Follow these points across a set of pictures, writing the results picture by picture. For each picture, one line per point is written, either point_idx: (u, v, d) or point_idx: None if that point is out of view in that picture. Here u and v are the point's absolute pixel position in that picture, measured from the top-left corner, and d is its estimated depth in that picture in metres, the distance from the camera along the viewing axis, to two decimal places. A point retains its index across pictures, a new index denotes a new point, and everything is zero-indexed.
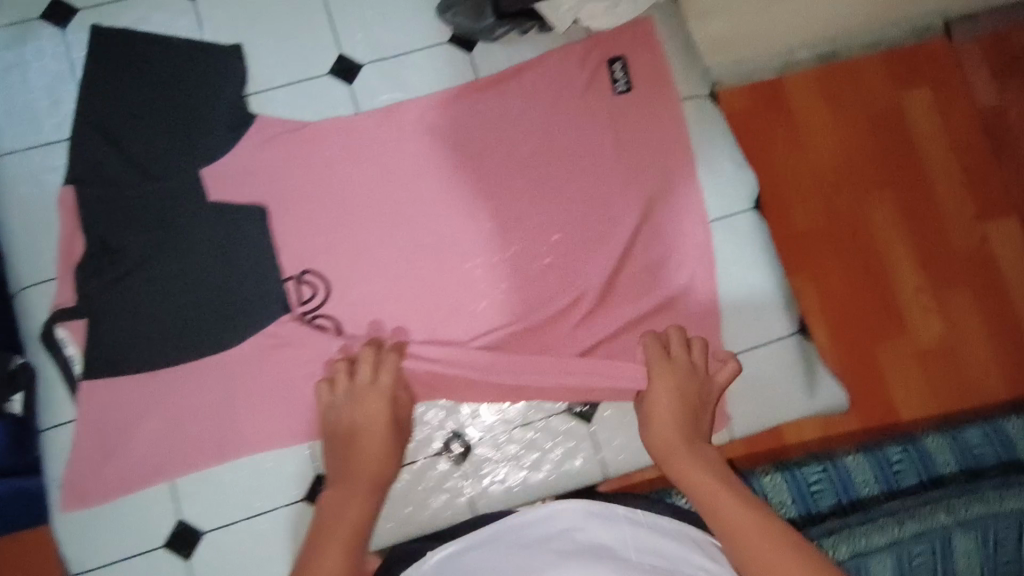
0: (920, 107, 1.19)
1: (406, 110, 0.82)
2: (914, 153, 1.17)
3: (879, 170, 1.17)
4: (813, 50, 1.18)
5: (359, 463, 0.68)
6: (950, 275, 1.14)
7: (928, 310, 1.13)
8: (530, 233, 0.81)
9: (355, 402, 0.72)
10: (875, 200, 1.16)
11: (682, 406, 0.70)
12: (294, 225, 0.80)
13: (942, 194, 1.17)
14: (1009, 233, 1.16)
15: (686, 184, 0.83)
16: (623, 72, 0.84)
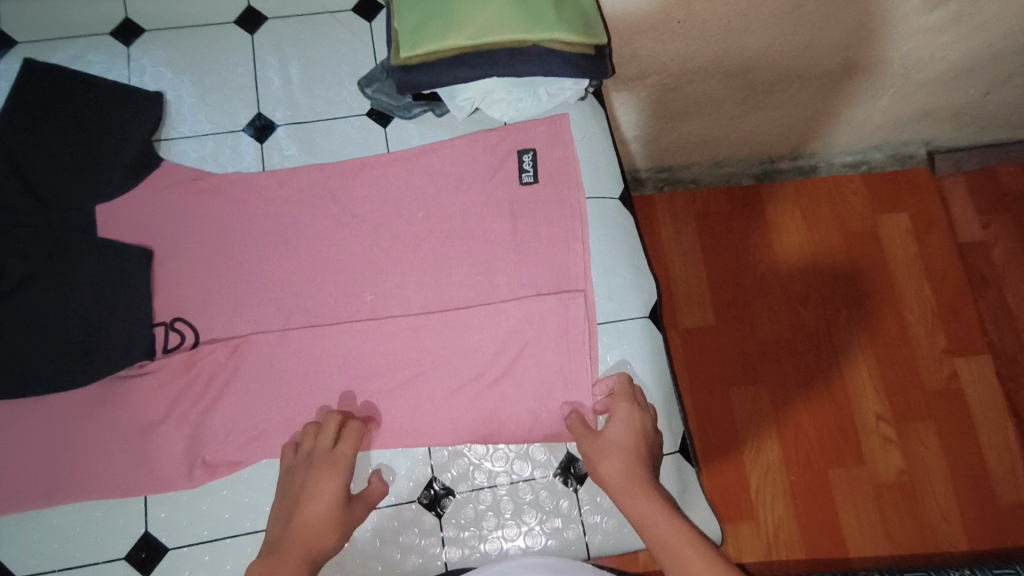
0: (899, 241, 1.33)
1: (309, 174, 0.83)
2: (887, 290, 1.31)
3: (858, 294, 1.31)
4: (785, 161, 1.34)
5: (315, 539, 0.65)
6: (917, 405, 1.25)
7: (888, 441, 1.23)
8: (412, 309, 0.80)
9: (334, 474, 0.69)
10: (848, 327, 1.29)
11: (633, 466, 0.70)
12: (178, 271, 0.81)
13: (915, 324, 1.29)
14: (977, 374, 1.26)
15: (578, 281, 0.81)
16: (532, 164, 0.84)
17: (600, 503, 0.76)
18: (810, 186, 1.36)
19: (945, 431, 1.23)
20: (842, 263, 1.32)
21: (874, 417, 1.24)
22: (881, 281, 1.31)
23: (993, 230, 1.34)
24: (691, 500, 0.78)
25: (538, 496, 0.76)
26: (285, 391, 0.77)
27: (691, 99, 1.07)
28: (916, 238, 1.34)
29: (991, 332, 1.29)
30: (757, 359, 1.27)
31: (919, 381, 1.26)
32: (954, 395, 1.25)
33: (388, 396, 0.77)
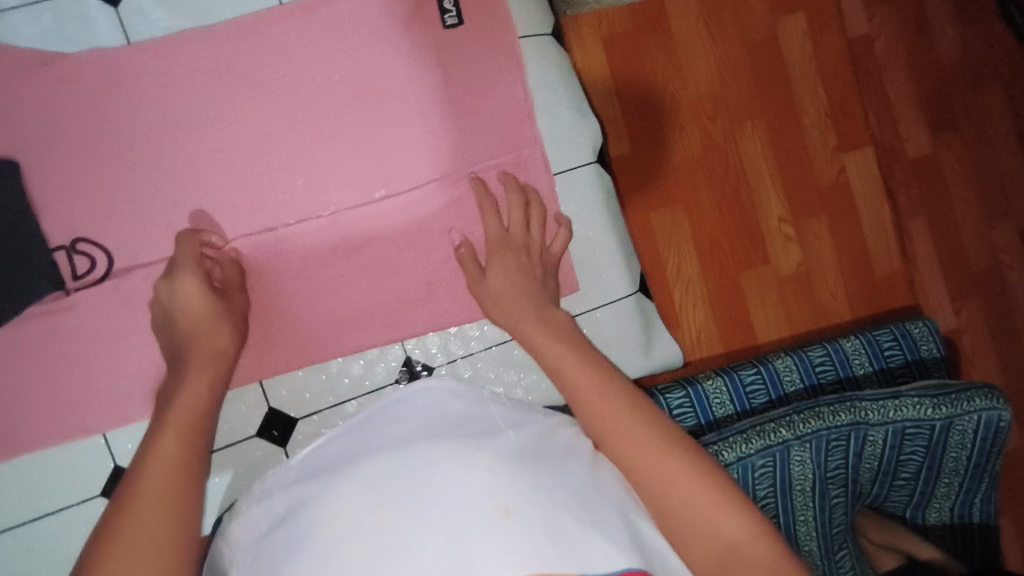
0: (795, 40, 1.26)
1: (191, 41, 0.70)
2: (785, 89, 1.25)
3: (758, 100, 1.25)
4: None
5: (211, 353, 0.61)
6: (812, 203, 1.27)
7: (788, 239, 1.26)
8: (352, 188, 0.73)
9: (193, 274, 0.64)
10: (750, 133, 1.25)
11: (523, 288, 0.68)
12: (58, 181, 0.67)
13: (810, 125, 1.26)
14: (864, 165, 1.28)
15: (523, 134, 0.76)
16: (454, 3, 0.75)
17: None
18: None
19: (836, 223, 1.28)
20: (742, 68, 1.24)
21: (776, 220, 1.25)
22: (780, 83, 1.25)
23: (881, 19, 1.30)
24: (654, 334, 0.82)
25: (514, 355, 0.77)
26: None
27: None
28: (812, 36, 1.26)
29: (873, 123, 1.30)
30: (671, 180, 1.22)
31: (813, 179, 1.27)
32: (843, 188, 1.28)
33: (344, 281, 0.73)
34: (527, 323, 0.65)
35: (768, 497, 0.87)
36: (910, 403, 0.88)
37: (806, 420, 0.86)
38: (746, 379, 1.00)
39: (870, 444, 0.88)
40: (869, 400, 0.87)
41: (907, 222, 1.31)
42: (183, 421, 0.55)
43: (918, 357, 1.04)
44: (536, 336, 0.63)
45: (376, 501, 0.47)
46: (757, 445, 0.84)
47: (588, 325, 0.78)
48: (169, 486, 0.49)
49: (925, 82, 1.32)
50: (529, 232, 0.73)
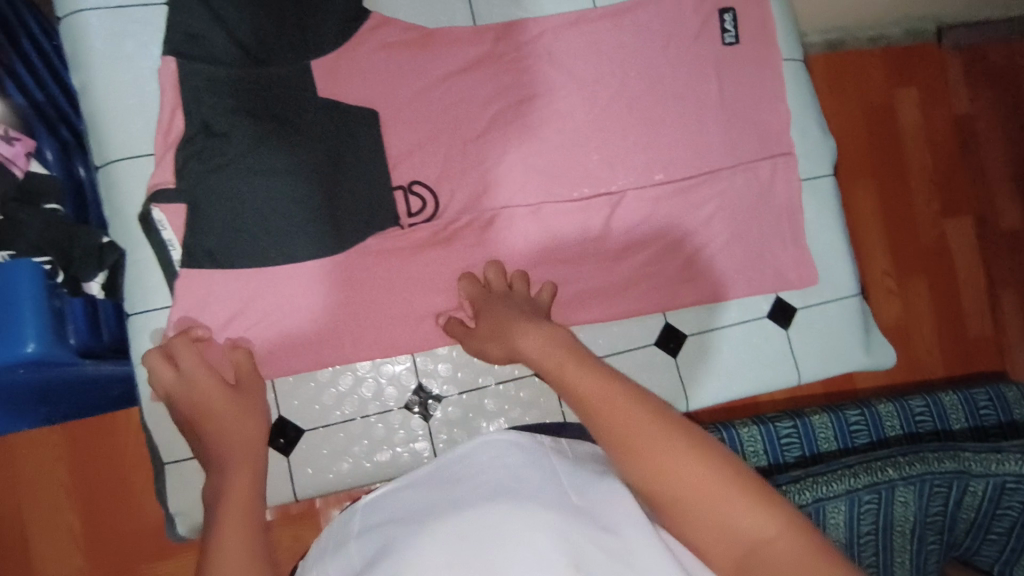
0: (908, 112, 1.43)
1: (524, 28, 0.81)
2: (898, 155, 1.41)
3: (873, 162, 1.41)
4: (822, 36, 1.39)
5: (246, 444, 0.61)
6: (915, 260, 1.40)
7: (891, 292, 1.39)
8: (638, 169, 0.83)
9: (220, 387, 0.66)
10: (861, 190, 1.40)
11: (515, 311, 0.66)
12: (406, 133, 0.77)
13: (915, 191, 1.42)
14: (961, 233, 1.43)
15: (783, 144, 0.87)
16: (733, 25, 0.87)
17: (802, 340, 0.87)
18: (838, 61, 1.40)
19: (934, 283, 1.41)
20: (860, 133, 1.40)
21: (880, 273, 1.39)
22: (892, 150, 1.41)
23: (981, 102, 1.47)
24: (872, 336, 0.90)
25: (753, 335, 0.86)
26: (528, 247, 0.80)
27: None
28: (924, 110, 1.43)
29: (974, 195, 1.45)
30: None
31: (917, 240, 1.41)
32: (942, 251, 1.42)
33: (619, 250, 0.82)
34: (519, 338, 0.61)
35: (870, 535, 0.92)
36: (1013, 457, 0.91)
37: (912, 465, 0.91)
38: (850, 418, 1.05)
39: (970, 494, 0.92)
40: (973, 451, 0.92)
41: (1000, 291, 1.45)
42: (245, 485, 0.56)
43: (1010, 418, 1.09)
44: (534, 348, 0.58)
45: (450, 562, 0.44)
46: (864, 480, 0.90)
47: (816, 317, 0.88)
48: (248, 535, 0.50)
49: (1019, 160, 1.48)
50: (507, 287, 0.74)
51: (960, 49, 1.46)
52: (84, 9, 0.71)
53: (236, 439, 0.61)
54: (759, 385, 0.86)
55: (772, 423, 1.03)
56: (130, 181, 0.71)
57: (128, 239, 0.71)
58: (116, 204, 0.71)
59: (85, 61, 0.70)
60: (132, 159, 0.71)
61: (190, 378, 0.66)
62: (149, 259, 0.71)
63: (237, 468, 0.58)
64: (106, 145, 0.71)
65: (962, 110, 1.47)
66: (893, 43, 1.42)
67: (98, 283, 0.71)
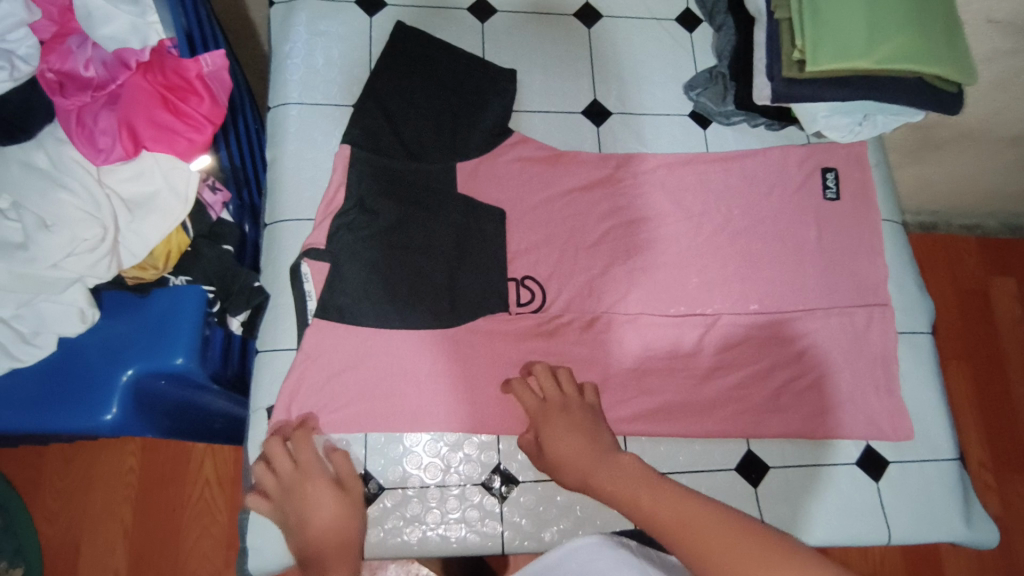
0: (1005, 304, 1.45)
1: (643, 160, 0.91)
2: (996, 342, 1.42)
3: (966, 343, 1.41)
4: (916, 218, 1.46)
5: (339, 544, 0.63)
6: (1017, 460, 1.35)
7: (989, 486, 1.32)
8: (734, 296, 0.88)
9: (321, 486, 0.68)
10: (954, 370, 1.40)
11: (578, 439, 0.68)
12: (527, 233, 0.87)
13: (1016, 383, 1.40)
14: None
15: (879, 294, 0.90)
16: (835, 182, 0.94)
17: (894, 495, 0.83)
18: (932, 240, 1.46)
19: None
20: (955, 317, 1.43)
21: (976, 463, 1.34)
22: (989, 336, 1.42)
23: None
24: (972, 508, 0.85)
25: (841, 480, 0.83)
26: (622, 352, 0.84)
27: (971, 127, 1.11)
28: (1022, 303, 1.45)
29: None
30: None
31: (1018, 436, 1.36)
32: None
33: (709, 368, 0.85)
34: (596, 473, 0.63)
35: None
36: None
37: None
38: None
39: None
40: None
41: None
42: None
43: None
44: (614, 484, 0.60)
45: None
46: None
47: (909, 474, 0.84)
48: None
49: None
50: (564, 393, 0.75)
51: None
52: (290, 102, 0.88)
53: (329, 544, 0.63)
54: (850, 535, 0.81)
55: None
56: (290, 239, 0.82)
57: (275, 287, 0.80)
58: (273, 256, 0.82)
59: (280, 140, 0.86)
60: (296, 221, 0.83)
61: (310, 472, 0.70)
62: (288, 306, 0.80)
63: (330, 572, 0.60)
64: (277, 206, 0.84)
65: None
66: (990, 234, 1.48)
67: (239, 320, 0.79)
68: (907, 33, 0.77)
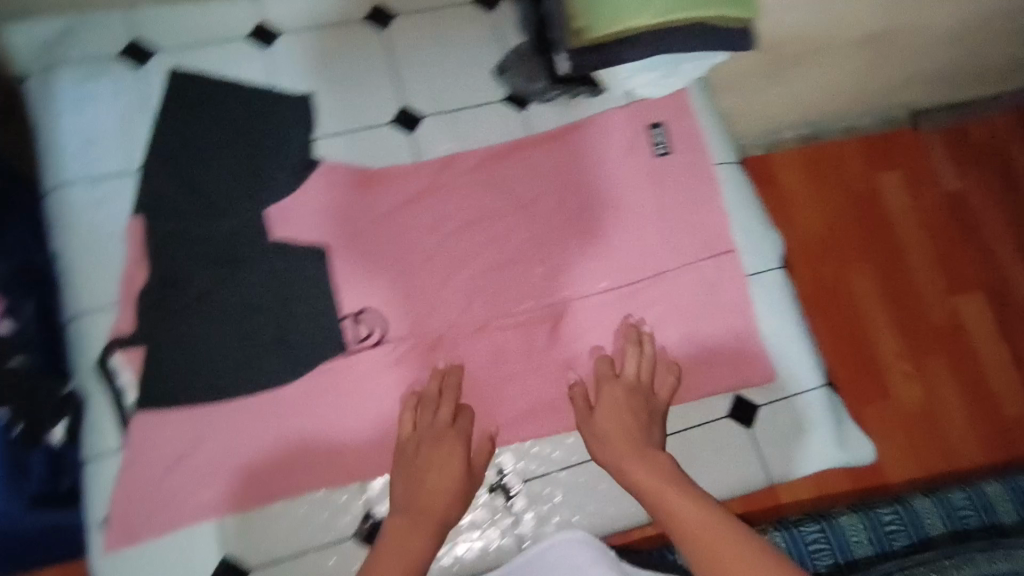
0: (893, 193, 1.55)
1: (462, 160, 0.88)
2: (893, 234, 1.52)
3: (865, 244, 1.51)
4: (796, 132, 1.53)
5: (443, 503, 0.73)
6: (929, 340, 1.46)
7: (910, 375, 1.43)
8: (580, 279, 0.85)
9: (453, 452, 0.75)
10: (861, 271, 1.50)
11: (626, 425, 0.77)
12: (353, 264, 0.82)
13: (916, 269, 1.51)
14: (975, 308, 1.49)
15: (723, 242, 0.89)
16: (663, 137, 0.92)
17: (768, 438, 0.84)
18: (818, 150, 1.55)
19: (951, 360, 1.46)
20: (849, 216, 1.53)
21: (896, 357, 1.45)
22: (886, 230, 1.53)
23: (968, 179, 1.58)
24: (845, 431, 0.87)
25: (717, 437, 0.83)
26: (478, 364, 0.81)
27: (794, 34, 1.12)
28: (910, 192, 1.56)
29: (982, 267, 1.52)
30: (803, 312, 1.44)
31: (924, 315, 1.48)
32: (956, 326, 1.48)
33: (568, 358, 0.83)
34: (630, 460, 0.74)
35: None
36: None
37: None
38: (884, 518, 0.98)
39: None
40: None
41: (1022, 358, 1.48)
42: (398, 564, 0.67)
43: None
44: (641, 474, 0.73)
45: None
46: None
47: (781, 413, 0.85)
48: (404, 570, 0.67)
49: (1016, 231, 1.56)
50: (637, 373, 0.81)
51: (937, 129, 1.59)
52: (67, 182, 0.81)
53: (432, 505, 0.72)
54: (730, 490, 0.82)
55: (796, 528, 0.95)
56: (93, 331, 0.76)
57: (87, 389, 0.75)
58: (77, 355, 0.76)
59: (63, 226, 0.79)
60: (96, 312, 0.76)
61: (439, 436, 0.76)
62: (103, 406, 0.74)
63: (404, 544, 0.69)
64: (74, 300, 0.77)
65: (951, 187, 1.58)
66: (869, 132, 1.57)
67: (59, 430, 0.77)
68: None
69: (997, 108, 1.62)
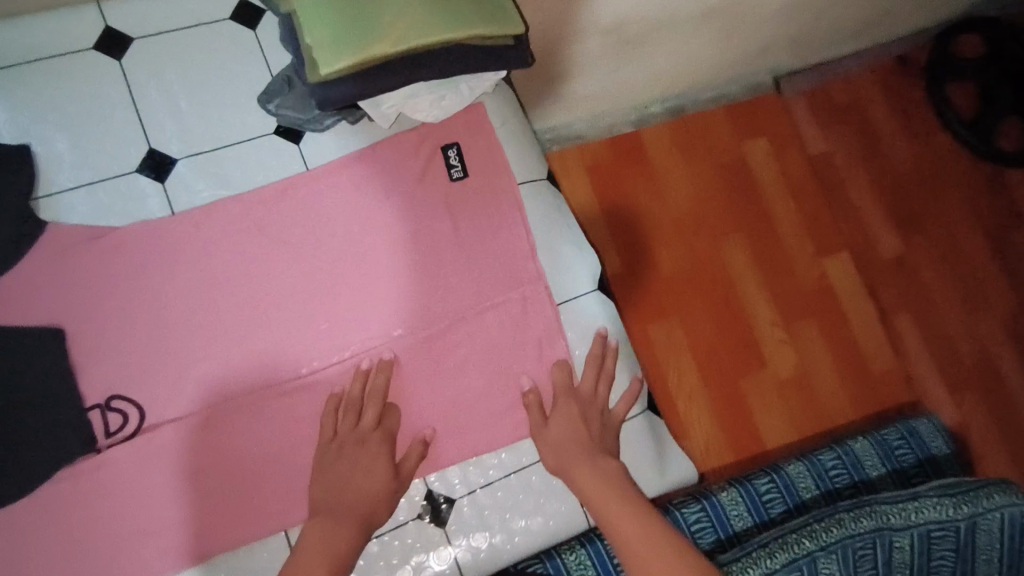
0: (762, 163, 1.53)
1: (227, 208, 0.77)
2: (758, 200, 1.50)
3: (729, 214, 1.49)
4: (663, 105, 1.50)
5: (370, 503, 0.69)
6: (801, 307, 1.46)
7: (782, 344, 1.43)
8: (372, 330, 0.78)
9: (379, 453, 0.72)
10: (730, 242, 1.48)
11: (579, 431, 0.75)
12: (98, 345, 0.72)
13: (785, 234, 1.50)
14: (840, 268, 1.49)
15: (530, 270, 0.82)
16: (459, 160, 0.84)
17: None
18: (681, 122, 1.52)
19: (822, 323, 1.46)
20: (720, 191, 1.50)
21: (768, 325, 1.44)
22: (753, 200, 1.50)
23: (833, 138, 1.58)
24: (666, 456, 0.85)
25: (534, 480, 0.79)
26: (259, 439, 0.73)
27: (573, 40, 1.06)
28: (775, 159, 1.54)
29: (842, 227, 1.53)
30: (666, 295, 1.43)
31: (798, 284, 1.47)
32: (825, 289, 1.48)
33: None
34: (576, 466, 0.72)
35: None
36: (931, 504, 1.04)
37: (802, 541, 1.00)
38: (761, 488, 1.13)
39: (899, 550, 1.03)
40: (887, 502, 1.05)
41: (893, 320, 1.49)
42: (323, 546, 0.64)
43: (927, 455, 1.19)
44: (587, 482, 0.71)
45: None
46: (783, 559, 0.98)
47: None
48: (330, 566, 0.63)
49: (878, 183, 1.57)
50: (591, 384, 0.79)
51: (800, 93, 1.58)
52: None
53: (356, 502, 0.69)
54: (547, 535, 0.80)
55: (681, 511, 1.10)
56: None
57: None
58: None
59: None
60: None
61: (369, 434, 0.73)
62: None
63: (337, 532, 0.66)
64: None
65: (817, 150, 1.57)
66: (732, 99, 1.54)
67: None
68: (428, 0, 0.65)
69: (856, 65, 1.61)
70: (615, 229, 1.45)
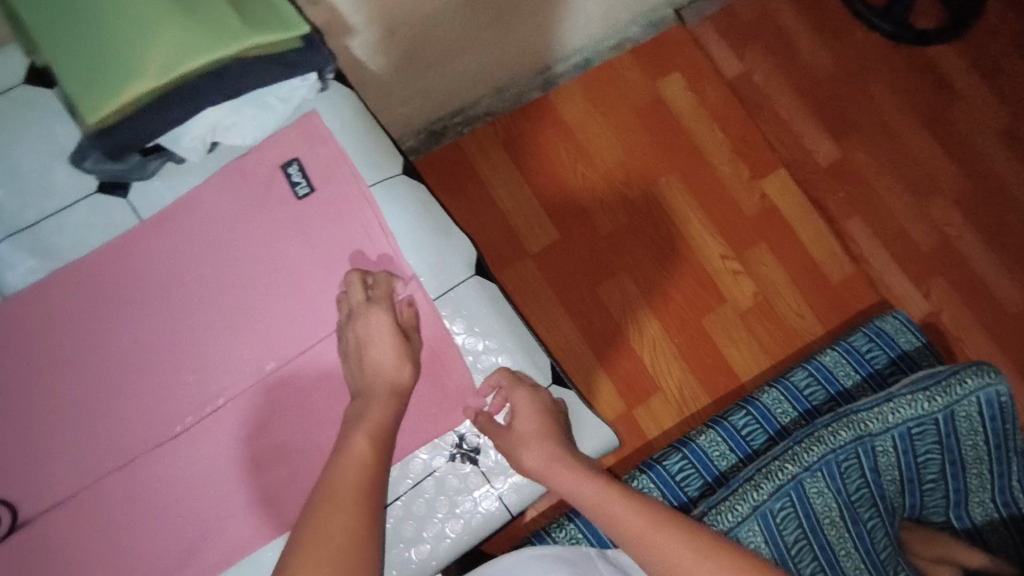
0: (678, 96, 1.47)
1: (62, 280, 0.74)
2: (682, 135, 1.45)
3: (659, 154, 1.44)
4: (569, 63, 1.43)
5: (393, 382, 0.72)
6: (746, 232, 1.41)
7: (736, 274, 1.39)
8: (243, 372, 0.74)
9: (382, 311, 0.74)
10: (665, 183, 1.43)
11: (547, 434, 0.76)
12: None
13: (719, 163, 1.44)
14: (781, 185, 1.44)
15: (399, 272, 0.79)
16: (302, 174, 0.79)
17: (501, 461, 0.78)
18: (591, 77, 1.47)
19: (773, 244, 1.41)
20: (642, 135, 1.45)
21: (719, 258, 1.40)
22: (678, 138, 1.45)
23: (750, 58, 1.52)
24: (583, 425, 0.84)
25: (445, 480, 0.77)
26: (146, 507, 0.71)
27: (422, 32, 1.01)
28: (693, 90, 1.48)
29: (776, 143, 1.47)
30: (608, 253, 1.39)
31: (741, 212, 1.42)
32: (768, 210, 1.42)
33: (250, 464, 0.73)
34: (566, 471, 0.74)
35: (800, 537, 1.00)
36: (905, 402, 1.00)
37: (785, 467, 0.98)
38: (739, 423, 1.10)
39: (881, 453, 1.01)
40: (863, 409, 1.00)
41: (842, 224, 1.43)
42: (361, 470, 0.64)
43: (900, 351, 1.14)
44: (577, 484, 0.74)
45: None
46: (768, 489, 0.97)
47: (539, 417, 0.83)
48: (360, 502, 0.62)
49: (809, 93, 1.50)
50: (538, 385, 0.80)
51: (705, 20, 1.53)
52: None
53: (378, 389, 0.70)
54: (473, 535, 0.77)
55: (661, 463, 1.08)
56: None
57: None
58: None
59: None
60: None
61: (379, 302, 0.75)
62: None
63: (360, 455, 0.65)
64: None
65: (736, 72, 1.51)
66: (638, 41, 1.48)
67: None
68: (183, 20, 0.63)
69: None
70: (546, 196, 1.42)
